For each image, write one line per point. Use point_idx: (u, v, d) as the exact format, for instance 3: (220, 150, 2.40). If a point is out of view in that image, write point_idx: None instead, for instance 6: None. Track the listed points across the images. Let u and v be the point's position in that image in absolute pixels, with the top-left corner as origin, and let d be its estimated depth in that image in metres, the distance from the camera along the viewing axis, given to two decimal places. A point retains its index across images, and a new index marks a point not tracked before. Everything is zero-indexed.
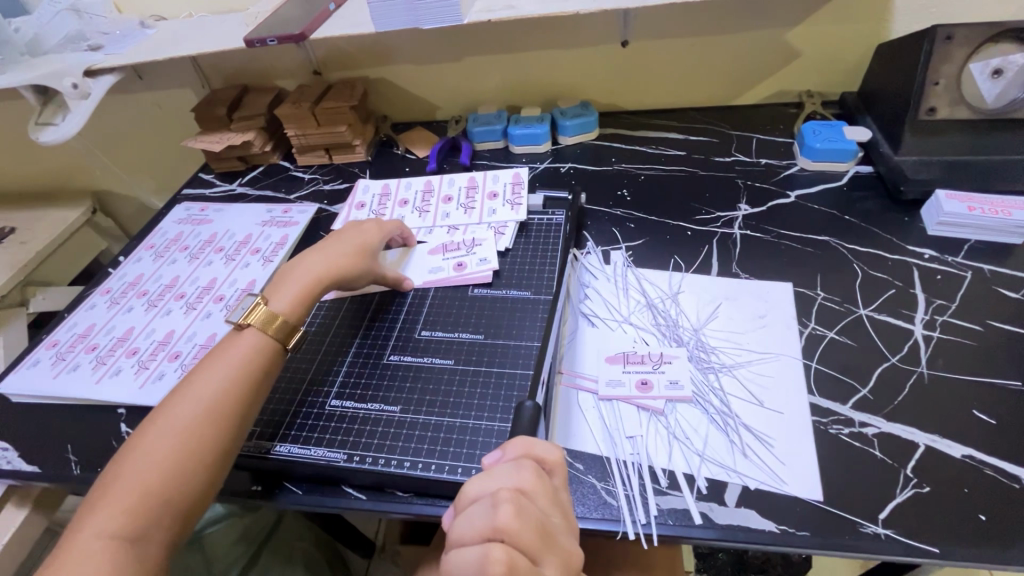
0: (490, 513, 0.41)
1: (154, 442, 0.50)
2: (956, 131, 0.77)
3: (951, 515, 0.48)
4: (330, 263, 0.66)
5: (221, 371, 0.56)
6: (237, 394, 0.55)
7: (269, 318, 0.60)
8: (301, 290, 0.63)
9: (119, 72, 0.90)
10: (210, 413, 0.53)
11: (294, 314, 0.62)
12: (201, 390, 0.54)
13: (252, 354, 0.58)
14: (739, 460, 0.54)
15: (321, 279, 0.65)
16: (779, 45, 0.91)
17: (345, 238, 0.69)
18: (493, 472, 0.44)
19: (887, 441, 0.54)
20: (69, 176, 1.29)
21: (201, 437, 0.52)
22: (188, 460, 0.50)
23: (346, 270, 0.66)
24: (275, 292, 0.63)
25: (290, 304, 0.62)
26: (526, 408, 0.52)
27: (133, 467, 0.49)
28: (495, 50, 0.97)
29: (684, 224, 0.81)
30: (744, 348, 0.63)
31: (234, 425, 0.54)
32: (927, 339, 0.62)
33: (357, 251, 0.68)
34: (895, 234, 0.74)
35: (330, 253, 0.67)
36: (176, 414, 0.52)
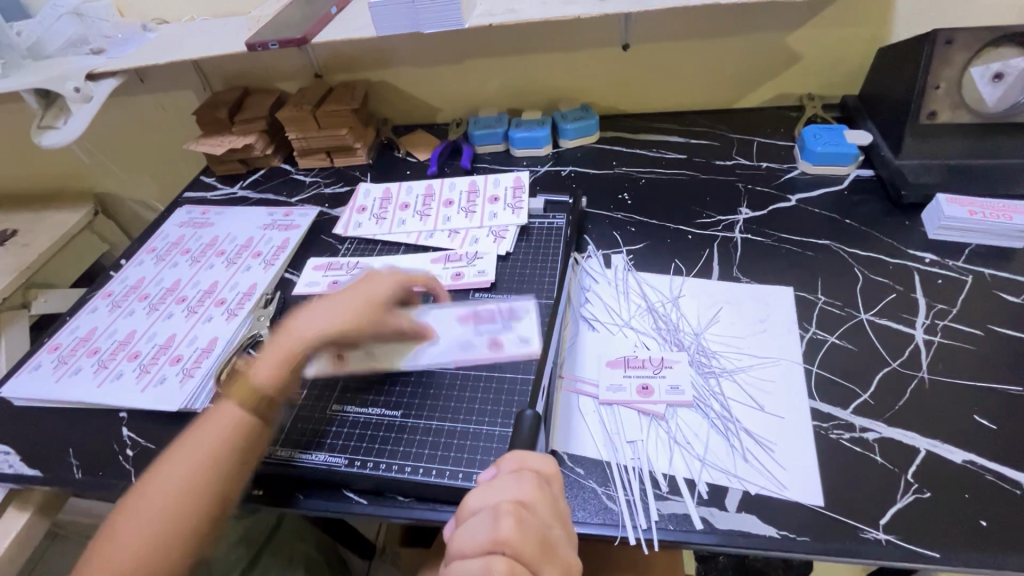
0: (491, 526, 0.41)
1: (143, 509, 0.52)
2: (957, 135, 0.77)
3: (952, 520, 0.48)
4: (327, 325, 0.61)
5: (208, 436, 0.55)
6: (222, 462, 0.54)
7: (250, 386, 0.57)
8: (284, 355, 0.59)
9: (122, 75, 0.91)
10: (194, 483, 0.53)
11: (274, 385, 0.58)
12: (182, 462, 0.54)
13: (239, 420, 0.56)
14: (740, 465, 0.54)
15: (305, 345, 0.60)
16: (780, 48, 0.91)
17: (348, 294, 0.64)
18: (493, 484, 0.44)
19: (888, 446, 0.54)
20: (71, 178, 1.30)
21: (185, 507, 0.52)
22: (163, 538, 0.51)
23: (335, 337, 0.60)
24: (266, 353, 0.60)
25: (274, 370, 0.58)
26: (526, 416, 0.51)
27: (114, 542, 0.51)
28: (496, 53, 0.97)
29: (685, 227, 0.81)
30: (745, 353, 0.63)
31: (219, 492, 0.54)
32: (928, 343, 0.62)
33: (360, 309, 0.62)
34: (896, 238, 0.74)
35: (326, 312, 0.62)
36: (156, 487, 0.53)
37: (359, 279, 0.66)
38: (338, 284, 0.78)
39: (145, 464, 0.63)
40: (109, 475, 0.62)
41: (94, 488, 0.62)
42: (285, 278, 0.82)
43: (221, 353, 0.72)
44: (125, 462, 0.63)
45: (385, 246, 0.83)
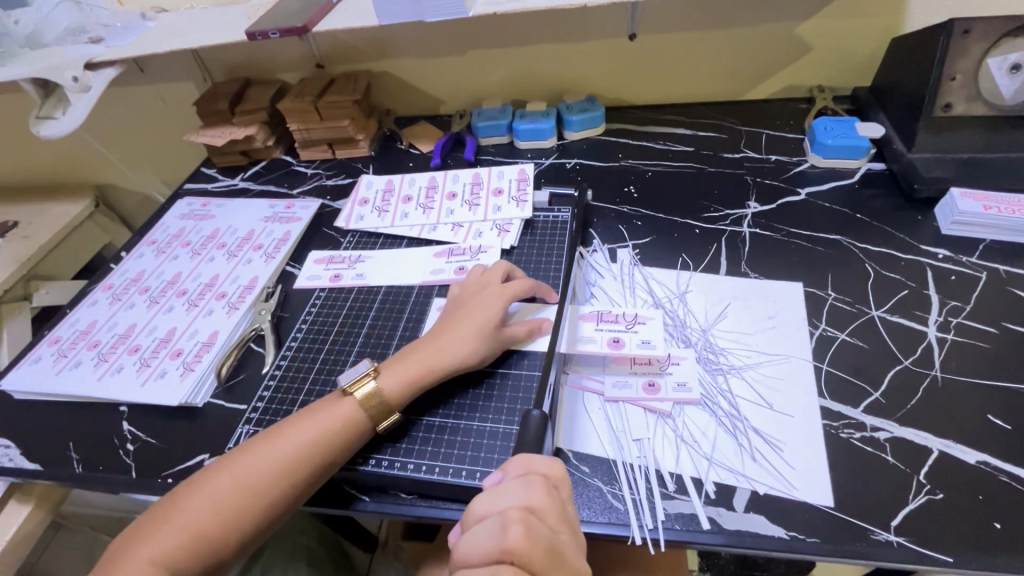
0: (500, 535, 0.40)
1: (222, 482, 0.51)
2: (972, 127, 0.75)
3: (965, 522, 0.47)
4: (451, 347, 0.59)
5: (305, 434, 0.53)
6: (309, 466, 0.52)
7: (372, 394, 0.56)
8: (411, 373, 0.57)
9: (120, 65, 0.89)
10: (286, 470, 0.51)
11: (397, 402, 0.56)
12: (284, 444, 0.52)
13: (341, 425, 0.54)
14: (748, 464, 0.53)
15: (437, 367, 0.58)
16: (790, 38, 0.89)
17: (470, 313, 0.61)
18: (500, 489, 0.43)
19: (900, 446, 0.53)
20: (71, 169, 1.29)
21: (260, 499, 0.50)
22: (243, 513, 0.50)
23: (463, 360, 0.59)
24: (390, 367, 0.58)
25: (396, 386, 0.57)
26: (533, 417, 0.50)
27: (195, 500, 0.50)
28: (500, 43, 0.95)
29: (692, 222, 0.79)
30: (753, 350, 0.62)
31: (294, 493, 0.52)
32: (941, 341, 0.60)
33: (483, 331, 0.60)
34: (908, 233, 0.73)
35: (452, 333, 0.60)
36: (252, 461, 0.52)
37: (475, 295, 0.64)
38: (340, 278, 0.77)
39: (145, 459, 0.62)
40: (109, 470, 0.62)
41: (94, 483, 0.62)
42: (286, 271, 0.81)
43: (223, 347, 0.71)
44: (126, 456, 0.63)
45: (388, 239, 0.82)
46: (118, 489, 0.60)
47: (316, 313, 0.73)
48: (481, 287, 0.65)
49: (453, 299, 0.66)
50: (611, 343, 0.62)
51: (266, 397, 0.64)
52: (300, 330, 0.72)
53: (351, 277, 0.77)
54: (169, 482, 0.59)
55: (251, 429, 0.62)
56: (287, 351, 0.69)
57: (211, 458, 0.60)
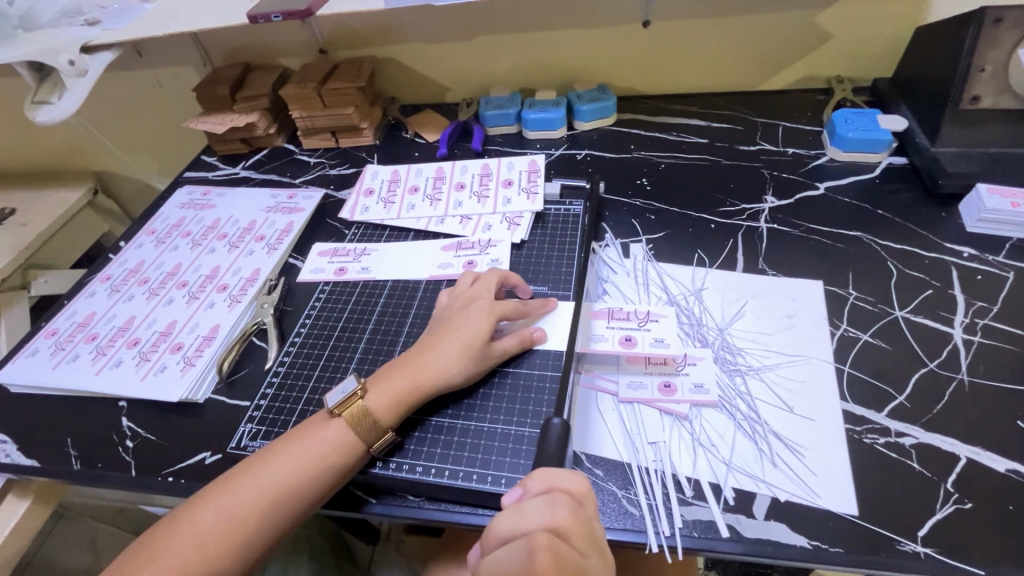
0: (526, 561, 0.39)
1: (208, 517, 0.48)
2: (1000, 121, 0.73)
3: (995, 533, 0.46)
4: (437, 365, 0.56)
5: (293, 463, 0.51)
6: (300, 496, 0.50)
7: (360, 414, 0.53)
8: (400, 390, 0.55)
9: (118, 49, 0.86)
10: (276, 500, 0.50)
11: (388, 421, 0.54)
12: (271, 473, 0.50)
13: (329, 451, 0.52)
14: (769, 471, 0.51)
15: (427, 384, 0.55)
16: (810, 27, 0.86)
17: (457, 328, 0.58)
18: (524, 508, 0.42)
19: (927, 452, 0.51)
20: (69, 156, 1.26)
21: (249, 533, 0.49)
22: (233, 546, 0.48)
23: (452, 378, 0.56)
24: (377, 385, 0.56)
25: (385, 404, 0.54)
26: (553, 426, 0.49)
27: (183, 534, 0.48)
28: (510, 29, 0.92)
29: (707, 216, 0.77)
30: (772, 350, 0.60)
31: (285, 523, 0.50)
32: (967, 344, 0.58)
33: (469, 348, 0.57)
34: (932, 230, 0.71)
35: (438, 348, 0.57)
36: (239, 492, 0.49)
37: (461, 307, 0.61)
38: (344, 271, 0.75)
39: (145, 456, 0.60)
40: (109, 467, 0.60)
41: (93, 481, 0.60)
42: (289, 263, 0.79)
43: (224, 341, 0.69)
44: (125, 454, 0.61)
45: (394, 232, 0.80)
46: (118, 487, 0.58)
47: (320, 307, 0.71)
48: (470, 299, 0.62)
49: (442, 311, 0.63)
50: (624, 342, 0.60)
51: (269, 395, 0.63)
52: (304, 325, 0.70)
53: (356, 270, 0.75)
54: (170, 480, 0.58)
55: (253, 428, 0.60)
56: (291, 347, 0.67)
57: (213, 457, 0.59)
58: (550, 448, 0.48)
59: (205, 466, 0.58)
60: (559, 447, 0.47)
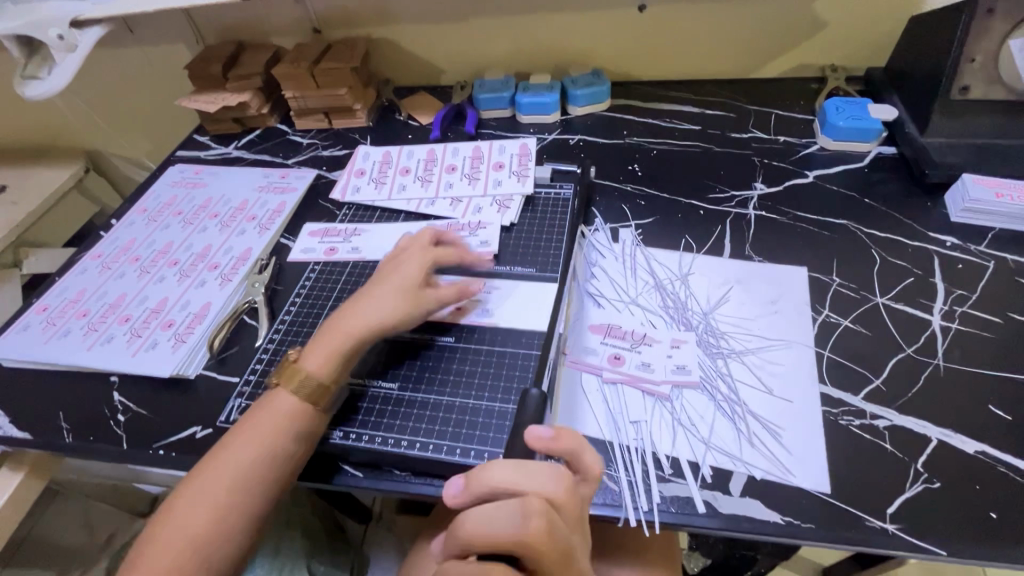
0: (518, 520, 0.39)
1: (192, 502, 0.49)
2: (988, 112, 0.73)
3: (961, 511, 0.47)
4: (369, 313, 0.58)
5: (255, 435, 0.52)
6: (276, 464, 0.51)
7: (300, 376, 0.54)
8: (333, 340, 0.56)
9: (109, 24, 0.85)
10: (254, 474, 0.50)
11: (326, 373, 0.55)
12: (241, 450, 0.51)
13: (287, 417, 0.53)
14: (745, 449, 0.53)
15: (359, 332, 0.57)
16: (806, 14, 0.86)
17: (389, 277, 0.60)
18: (524, 466, 0.43)
19: (899, 433, 0.52)
20: (59, 133, 1.25)
21: (231, 510, 0.49)
22: (224, 526, 0.49)
23: (386, 320, 0.57)
24: (311, 345, 0.57)
25: (321, 356, 0.55)
26: (530, 396, 0.51)
27: (171, 522, 0.48)
28: (505, 11, 0.92)
29: (697, 203, 0.78)
30: (754, 334, 0.61)
31: (268, 494, 0.51)
32: (945, 330, 0.60)
33: (401, 294, 0.59)
34: (917, 219, 0.71)
35: (369, 299, 0.59)
36: (216, 473, 0.50)
37: (393, 261, 0.63)
38: (334, 251, 0.76)
39: (136, 430, 0.61)
40: (101, 440, 0.61)
41: (85, 453, 0.61)
42: (281, 243, 0.79)
43: (215, 319, 0.70)
44: (117, 428, 0.62)
45: (385, 213, 0.80)
46: (110, 460, 0.59)
47: (311, 286, 0.72)
48: (401, 253, 0.64)
49: (377, 269, 0.65)
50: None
51: (259, 369, 0.64)
52: (294, 304, 0.70)
53: (346, 250, 0.75)
54: (161, 453, 0.59)
55: (243, 402, 0.61)
56: (281, 325, 0.68)
57: (203, 431, 0.60)
58: (524, 416, 0.50)
59: (195, 440, 0.59)
60: (533, 417, 0.49)
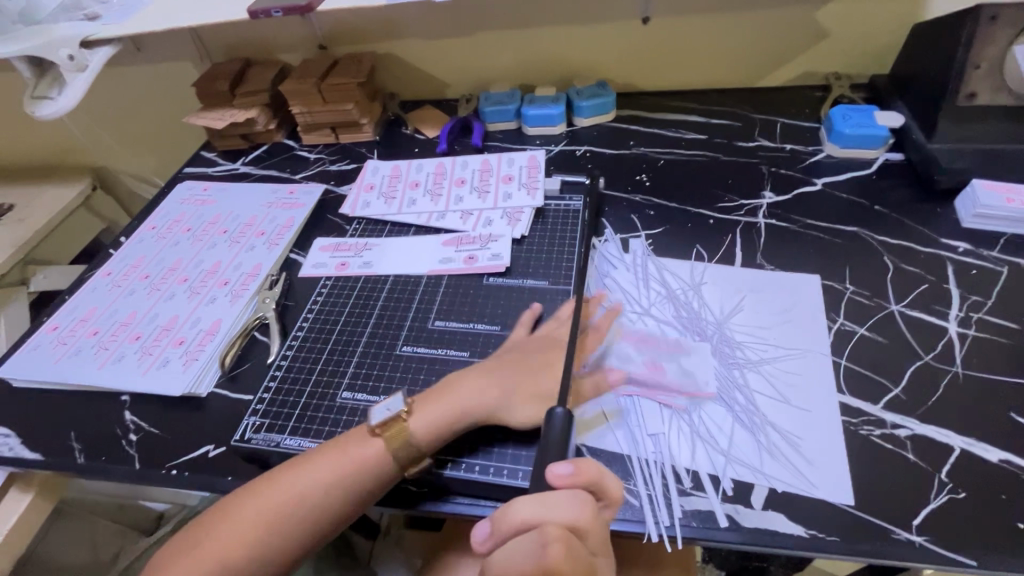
0: (538, 553, 0.39)
1: (255, 513, 0.50)
2: (995, 119, 0.73)
3: (988, 521, 0.47)
4: (490, 399, 0.54)
5: (338, 472, 0.51)
6: (341, 503, 0.51)
7: (404, 435, 0.52)
8: (444, 416, 0.53)
9: (118, 43, 0.86)
10: (320, 505, 0.51)
11: (426, 446, 0.53)
12: (316, 479, 0.51)
13: (370, 466, 0.52)
14: (766, 461, 0.52)
15: (473, 413, 0.54)
16: (808, 23, 0.87)
17: (533, 370, 0.57)
18: (548, 498, 0.41)
19: (921, 443, 0.52)
20: (65, 152, 1.25)
21: (289, 529, 0.50)
22: (276, 542, 0.50)
23: (507, 414, 0.54)
24: (425, 407, 0.54)
25: (427, 429, 0.53)
26: (556, 416, 0.49)
27: (231, 524, 0.50)
28: (509, 26, 0.93)
29: (706, 212, 0.78)
30: (770, 344, 0.61)
31: (324, 525, 0.52)
32: (962, 337, 0.59)
33: (543, 395, 0.55)
34: (928, 225, 0.71)
35: (501, 383, 0.56)
36: (283, 493, 0.51)
37: (551, 340, 0.60)
38: (345, 266, 0.75)
39: (149, 449, 0.61)
40: (112, 460, 0.60)
41: (96, 473, 0.60)
42: (290, 259, 0.80)
43: (225, 336, 0.69)
44: (129, 447, 0.61)
45: (395, 227, 0.81)
46: (122, 481, 0.59)
47: (323, 302, 0.72)
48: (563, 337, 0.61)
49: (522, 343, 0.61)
50: (648, 329, 0.64)
51: (272, 387, 0.63)
52: (306, 320, 0.70)
53: (357, 265, 0.75)
54: (173, 473, 0.58)
55: (257, 420, 0.60)
56: (293, 342, 0.68)
57: (216, 450, 0.59)
58: (553, 436, 0.48)
59: (209, 459, 0.59)
60: (562, 438, 0.47)
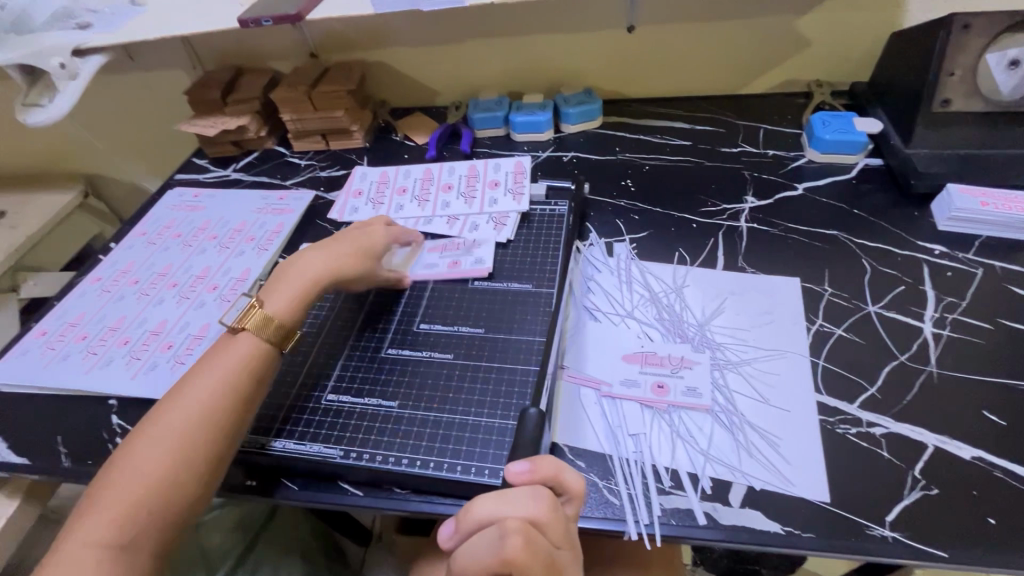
0: (498, 546, 0.40)
1: (149, 446, 0.49)
2: (969, 125, 0.75)
3: (959, 517, 0.48)
4: (334, 264, 0.63)
5: (215, 373, 0.53)
6: (229, 403, 0.52)
7: (264, 318, 0.57)
8: (297, 292, 0.60)
9: (110, 52, 0.87)
10: (210, 411, 0.51)
11: (291, 319, 0.59)
12: (193, 390, 0.52)
13: (244, 357, 0.55)
14: (744, 459, 0.53)
15: (322, 278, 0.62)
16: (789, 32, 0.89)
17: (355, 234, 0.67)
18: (506, 495, 0.42)
19: (896, 441, 0.53)
20: (58, 160, 1.26)
21: (190, 448, 0.49)
22: (181, 466, 0.48)
23: (344, 270, 0.63)
24: (273, 294, 0.60)
25: (286, 304, 0.59)
26: (529, 413, 0.51)
27: (127, 469, 0.47)
28: (497, 35, 0.94)
29: (690, 216, 0.79)
30: (750, 345, 0.62)
31: (227, 437, 0.51)
32: (936, 337, 0.61)
33: (357, 254, 0.65)
34: (905, 229, 0.73)
35: (333, 250, 0.64)
36: (169, 417, 0.50)
37: (347, 227, 0.68)
38: None
39: None
40: (99, 464, 0.61)
41: (82, 478, 0.61)
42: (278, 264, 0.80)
43: (213, 340, 0.70)
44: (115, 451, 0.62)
45: None
46: None
47: None
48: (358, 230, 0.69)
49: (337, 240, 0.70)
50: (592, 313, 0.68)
51: None
52: None
53: None
54: None
55: None
56: None
57: None
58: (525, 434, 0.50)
59: None
60: (535, 432, 0.50)
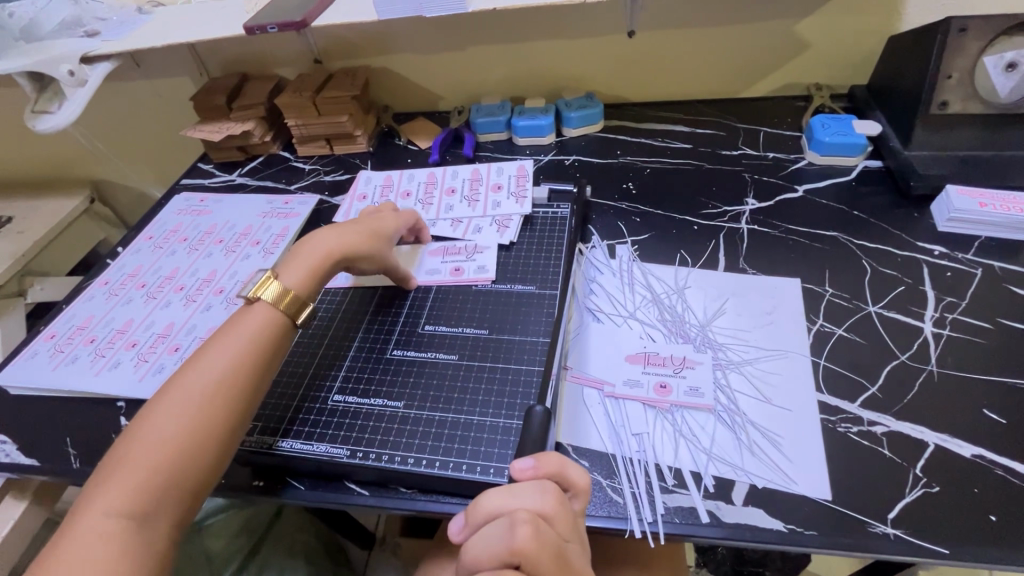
0: (507, 536, 0.40)
1: (164, 416, 0.48)
2: (967, 127, 0.76)
3: (960, 514, 0.48)
4: (348, 242, 0.64)
5: (231, 346, 0.53)
6: (246, 376, 0.52)
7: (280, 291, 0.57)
8: (312, 266, 0.61)
9: (117, 59, 0.87)
10: (228, 382, 0.51)
11: (305, 291, 0.59)
12: (211, 361, 0.51)
13: (260, 329, 0.55)
14: (747, 458, 0.53)
15: (336, 254, 0.63)
16: (788, 36, 0.90)
17: (370, 220, 0.69)
18: (513, 488, 0.43)
19: (897, 439, 0.53)
20: (65, 166, 1.27)
21: (207, 418, 0.49)
22: (198, 436, 0.48)
23: (358, 249, 0.65)
24: (287, 268, 0.60)
25: (302, 277, 0.60)
26: (535, 413, 0.52)
27: (143, 437, 0.47)
28: (499, 40, 0.95)
29: (691, 218, 0.80)
30: (751, 345, 0.63)
31: (245, 409, 0.51)
32: (937, 337, 0.61)
33: (369, 235, 0.67)
34: (905, 230, 0.73)
35: (346, 229, 0.66)
36: (185, 386, 0.49)
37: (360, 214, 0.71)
38: None
39: None
40: None
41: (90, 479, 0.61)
42: None
43: None
44: None
45: None
46: None
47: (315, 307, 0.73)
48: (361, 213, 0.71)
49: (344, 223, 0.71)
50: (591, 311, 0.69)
51: None
52: None
53: None
54: None
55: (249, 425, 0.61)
56: None
57: None
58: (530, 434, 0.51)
59: None
60: (540, 432, 0.50)
